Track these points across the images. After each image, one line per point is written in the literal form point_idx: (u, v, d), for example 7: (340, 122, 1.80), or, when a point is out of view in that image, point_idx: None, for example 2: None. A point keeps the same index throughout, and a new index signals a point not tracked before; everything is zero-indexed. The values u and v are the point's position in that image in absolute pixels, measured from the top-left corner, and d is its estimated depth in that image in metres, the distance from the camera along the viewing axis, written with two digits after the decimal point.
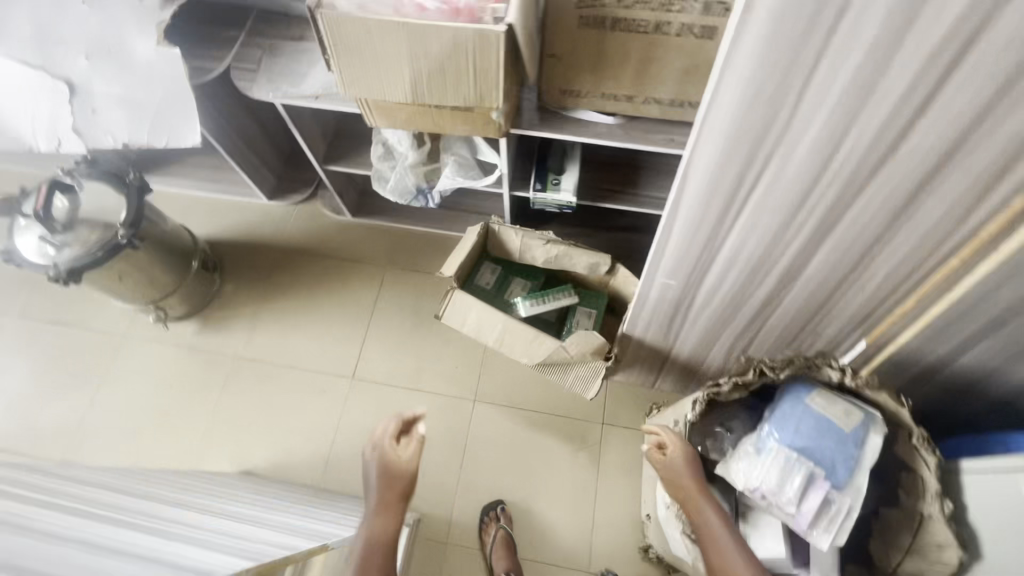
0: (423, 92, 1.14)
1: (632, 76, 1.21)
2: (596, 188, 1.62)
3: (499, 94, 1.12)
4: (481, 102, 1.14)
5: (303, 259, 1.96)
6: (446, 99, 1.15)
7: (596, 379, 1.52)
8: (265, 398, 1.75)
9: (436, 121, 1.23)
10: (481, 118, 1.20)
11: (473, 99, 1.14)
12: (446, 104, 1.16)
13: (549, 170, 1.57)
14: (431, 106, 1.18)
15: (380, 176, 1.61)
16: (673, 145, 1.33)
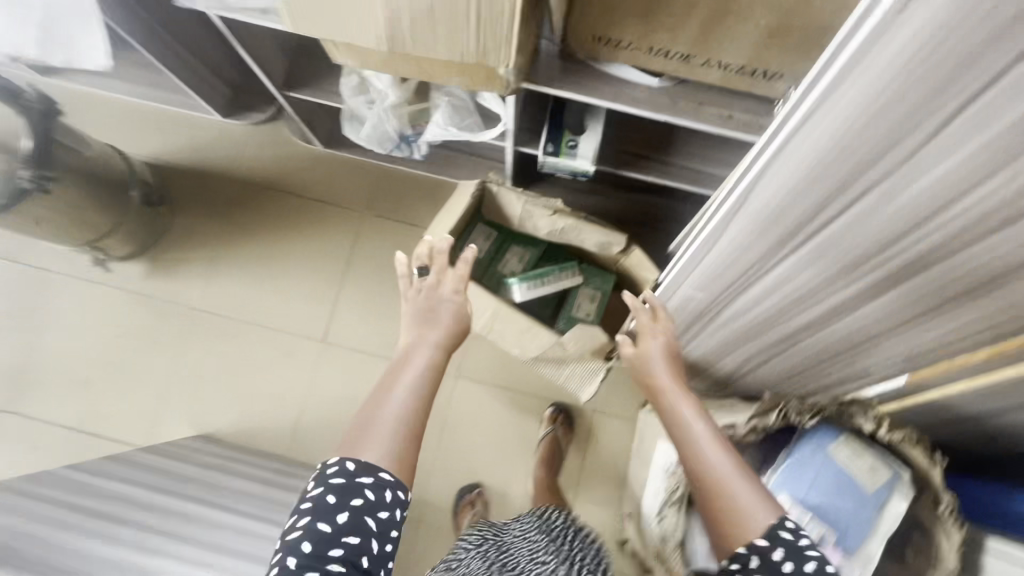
0: (402, 39, 0.81)
1: (694, 33, 0.88)
2: (620, 152, 1.32)
3: (511, 52, 0.80)
4: (486, 58, 0.83)
5: (267, 195, 1.68)
6: (437, 52, 0.83)
7: (593, 380, 1.36)
8: (227, 358, 1.59)
9: (426, 73, 0.92)
10: (488, 75, 0.89)
11: (474, 55, 0.83)
12: (439, 57, 0.85)
13: (564, 128, 1.25)
14: (418, 57, 0.86)
15: (354, 122, 1.31)
16: (728, 123, 1.02)
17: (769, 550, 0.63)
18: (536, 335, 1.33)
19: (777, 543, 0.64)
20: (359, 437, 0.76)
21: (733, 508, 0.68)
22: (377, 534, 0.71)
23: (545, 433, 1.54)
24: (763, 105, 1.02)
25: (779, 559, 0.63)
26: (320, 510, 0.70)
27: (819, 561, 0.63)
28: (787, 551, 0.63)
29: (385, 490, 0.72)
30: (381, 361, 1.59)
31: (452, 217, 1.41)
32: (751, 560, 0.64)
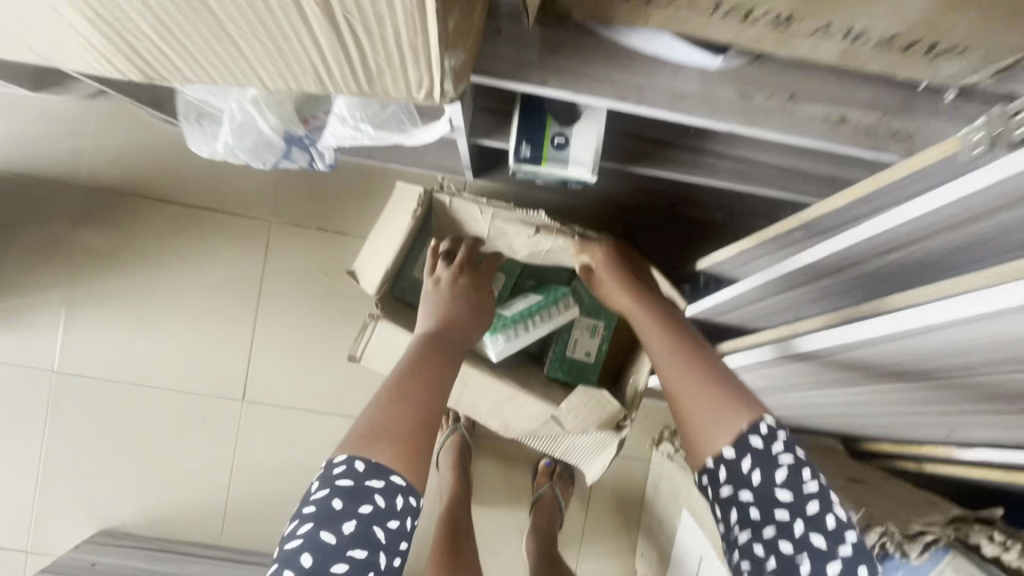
0: (187, 16, 0.36)
1: None
2: (633, 140, 0.87)
3: (432, 14, 0.34)
4: (379, 31, 0.36)
5: (130, 202, 1.19)
6: (261, 16, 0.36)
7: (600, 451, 1.03)
8: (120, 432, 1.21)
9: (261, 71, 0.43)
10: (390, 71, 0.41)
11: (347, 23, 0.36)
12: (269, 28, 0.37)
13: (546, 117, 0.79)
14: (227, 33, 0.38)
15: (207, 129, 0.80)
16: (840, 132, 0.58)
17: (737, 460, 0.54)
18: (521, 405, 0.98)
19: (745, 449, 0.54)
20: (376, 407, 0.58)
21: (699, 420, 0.57)
22: (388, 547, 0.52)
23: (540, 489, 1.24)
24: (899, 93, 0.57)
25: (748, 470, 0.54)
26: (323, 518, 0.51)
27: (793, 469, 0.54)
28: (756, 459, 0.54)
29: (397, 495, 0.53)
30: (324, 420, 1.23)
31: (389, 245, 0.97)
32: (720, 472, 0.55)
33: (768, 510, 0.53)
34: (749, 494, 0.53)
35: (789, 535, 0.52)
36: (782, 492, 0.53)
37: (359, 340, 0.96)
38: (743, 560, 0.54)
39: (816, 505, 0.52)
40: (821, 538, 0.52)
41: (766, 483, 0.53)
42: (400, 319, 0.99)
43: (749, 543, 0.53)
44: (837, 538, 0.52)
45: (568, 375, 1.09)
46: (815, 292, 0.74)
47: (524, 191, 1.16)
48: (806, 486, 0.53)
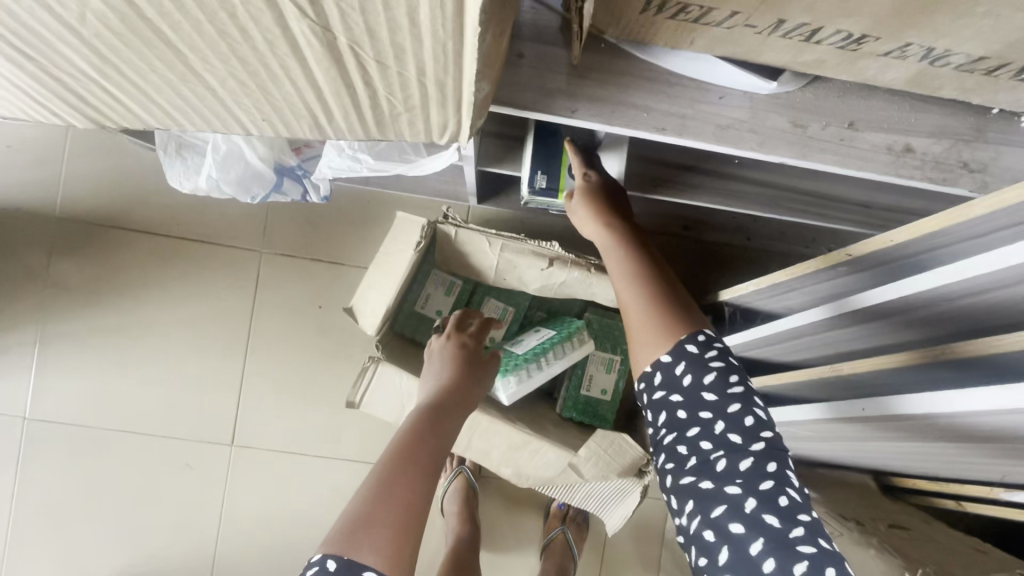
0: (155, 45, 0.29)
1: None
2: (655, 166, 0.81)
3: (469, 46, 0.28)
4: (399, 66, 0.30)
5: (109, 234, 1.11)
6: (250, 45, 0.29)
7: (622, 497, 0.95)
8: (98, 482, 1.12)
9: (251, 108, 0.37)
10: (407, 108, 0.36)
11: (361, 58, 0.29)
12: (267, 63, 0.31)
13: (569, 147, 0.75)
14: (213, 67, 0.32)
15: (188, 160, 0.71)
16: (906, 163, 0.51)
17: (672, 364, 0.54)
18: (536, 451, 0.89)
19: (679, 354, 0.54)
20: (364, 494, 0.52)
21: (641, 330, 0.57)
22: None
23: (552, 533, 1.15)
24: (969, 119, 0.51)
25: (679, 373, 0.53)
26: None
27: (722, 372, 0.52)
28: (689, 362, 0.53)
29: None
30: (319, 464, 1.14)
31: (390, 280, 0.90)
32: (655, 376, 0.55)
33: (694, 412, 0.52)
34: (678, 397, 0.53)
35: (710, 434, 0.51)
36: (708, 394, 0.52)
37: (358, 385, 0.88)
38: (667, 460, 0.54)
39: (740, 407, 0.51)
40: (740, 436, 0.50)
41: (695, 386, 0.53)
42: (401, 360, 0.91)
43: (674, 443, 0.53)
44: (757, 436, 0.50)
45: (584, 415, 1.01)
46: (863, 331, 0.67)
47: (533, 217, 1.09)
48: (733, 388, 0.52)
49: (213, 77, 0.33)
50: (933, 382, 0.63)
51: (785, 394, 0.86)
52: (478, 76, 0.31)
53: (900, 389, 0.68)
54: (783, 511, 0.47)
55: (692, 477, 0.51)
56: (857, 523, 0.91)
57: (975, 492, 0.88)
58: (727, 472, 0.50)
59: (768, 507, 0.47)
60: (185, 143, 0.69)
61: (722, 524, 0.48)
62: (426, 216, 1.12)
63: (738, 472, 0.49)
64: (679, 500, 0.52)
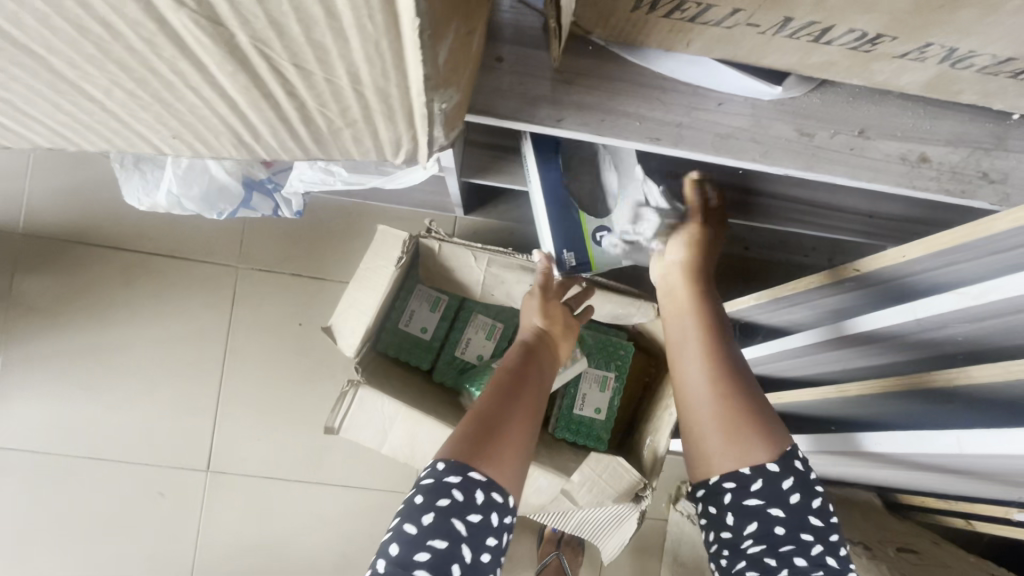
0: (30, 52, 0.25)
1: None
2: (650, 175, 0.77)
3: (423, 55, 0.23)
4: (338, 76, 0.26)
5: (74, 251, 1.05)
6: (140, 50, 0.24)
7: (618, 521, 0.90)
8: (63, 513, 1.06)
9: (188, 129, 0.32)
10: (347, 121, 0.31)
11: (272, 60, 0.25)
12: (192, 72, 0.26)
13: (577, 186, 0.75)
14: (130, 79, 0.27)
15: (147, 174, 0.65)
16: (921, 173, 0.47)
17: (780, 478, 0.54)
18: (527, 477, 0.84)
19: (789, 470, 0.55)
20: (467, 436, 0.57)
21: (739, 431, 0.56)
22: (471, 541, 0.52)
23: (546, 558, 1.11)
24: (989, 126, 0.47)
25: (789, 490, 0.54)
26: (409, 511, 0.54)
27: (823, 497, 0.55)
28: (798, 482, 0.54)
29: (476, 489, 0.53)
30: (299, 489, 1.08)
31: (370, 297, 0.85)
32: (755, 482, 0.54)
33: (796, 531, 0.54)
34: (780, 512, 0.54)
35: (805, 552, 0.53)
36: (812, 517, 0.54)
37: (336, 410, 0.82)
38: (749, 568, 0.54)
39: (836, 534, 0.55)
40: (831, 558, 0.54)
41: (800, 506, 0.54)
42: (383, 382, 0.86)
43: (761, 554, 0.54)
44: (843, 560, 0.55)
45: (577, 436, 0.96)
46: (871, 351, 0.62)
47: (522, 230, 1.05)
48: (830, 516, 0.56)
49: (117, 89, 0.28)
50: (947, 404, 0.58)
51: (786, 413, 0.82)
52: (425, 88, 0.26)
53: (912, 410, 0.64)
54: None
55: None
56: (866, 548, 0.87)
57: (985, 513, 0.84)
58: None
59: None
60: (146, 167, 0.63)
61: None
62: (410, 228, 1.07)
63: None
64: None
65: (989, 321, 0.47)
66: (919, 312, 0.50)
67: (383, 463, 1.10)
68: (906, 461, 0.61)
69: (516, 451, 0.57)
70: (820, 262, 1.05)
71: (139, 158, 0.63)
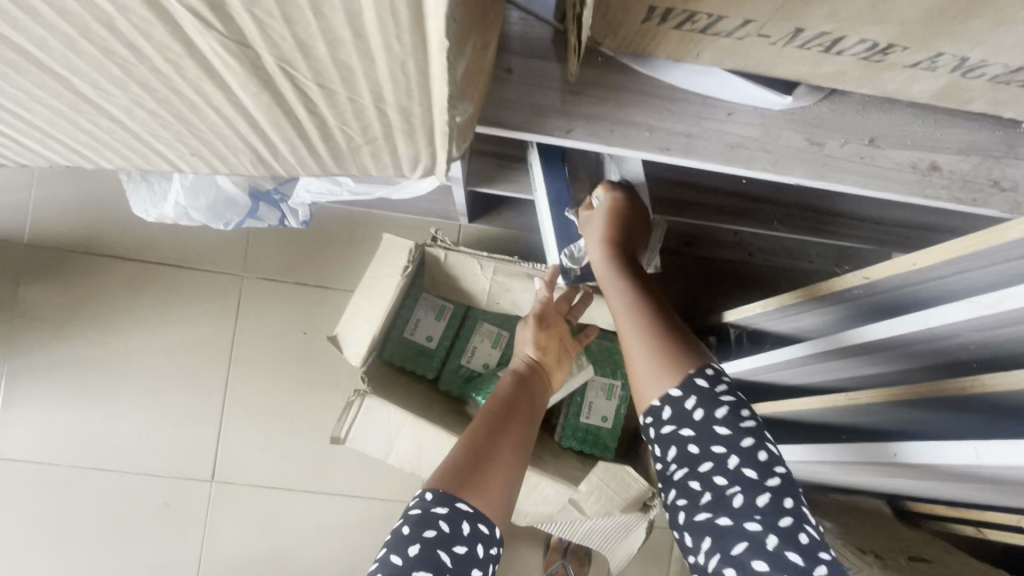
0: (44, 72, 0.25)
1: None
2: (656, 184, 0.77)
3: (437, 75, 0.23)
4: (350, 93, 0.26)
5: (79, 261, 1.05)
6: (152, 69, 0.24)
7: (626, 530, 0.89)
8: (67, 525, 1.05)
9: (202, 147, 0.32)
10: (357, 139, 0.31)
11: (285, 81, 0.25)
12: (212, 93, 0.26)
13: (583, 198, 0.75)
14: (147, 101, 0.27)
15: (154, 185, 0.64)
16: (932, 182, 0.47)
17: (681, 398, 0.53)
18: (533, 487, 0.83)
19: (689, 389, 0.53)
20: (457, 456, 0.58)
21: (650, 362, 0.55)
22: (457, 574, 0.50)
23: (552, 568, 1.09)
24: (999, 134, 0.47)
25: (691, 408, 0.52)
26: (395, 542, 0.52)
27: (735, 406, 0.52)
28: (700, 397, 0.52)
29: (463, 520, 0.53)
30: (305, 498, 1.08)
31: (376, 307, 0.85)
32: (664, 411, 0.54)
33: (707, 446, 0.51)
34: (690, 431, 0.52)
35: (722, 468, 0.50)
36: (719, 428, 0.51)
37: (343, 419, 0.81)
38: (679, 497, 0.52)
39: (759, 443, 0.50)
40: (754, 470, 0.49)
41: (706, 420, 0.52)
42: (389, 392, 0.85)
43: (686, 478, 0.52)
44: (771, 470, 0.49)
45: (583, 444, 0.96)
46: (881, 359, 0.62)
47: (527, 237, 1.05)
48: (747, 424, 0.51)
49: (130, 108, 0.28)
50: (958, 412, 0.58)
51: (795, 420, 0.82)
52: (441, 105, 0.26)
53: (923, 418, 0.64)
54: (805, 548, 0.46)
55: (708, 513, 0.50)
56: (876, 556, 0.86)
57: (996, 522, 0.83)
58: (744, 507, 0.48)
59: (791, 544, 0.46)
60: (151, 181, 0.63)
61: (744, 559, 0.46)
62: (415, 236, 1.07)
63: (756, 508, 0.48)
64: (694, 536, 0.50)
65: (1002, 330, 0.47)
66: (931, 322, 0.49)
67: (387, 472, 1.10)
68: (918, 471, 0.60)
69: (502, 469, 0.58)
70: (826, 268, 1.05)
71: (145, 175, 0.63)
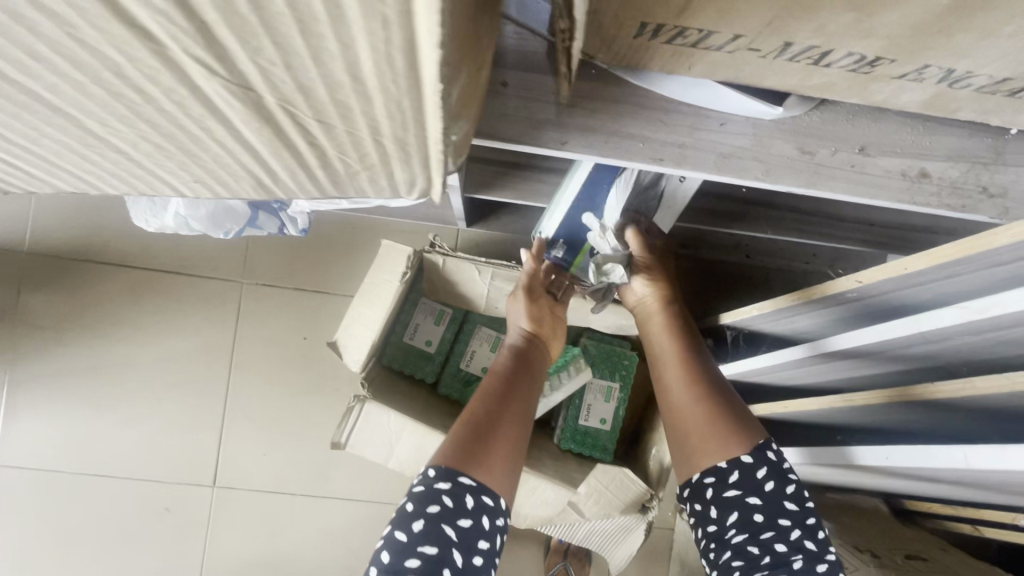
0: (47, 110, 0.25)
1: (909, 9, 0.32)
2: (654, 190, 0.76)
3: (431, 103, 0.24)
4: (347, 122, 0.26)
5: (79, 271, 1.06)
6: (154, 105, 0.25)
7: (626, 531, 0.90)
8: (70, 532, 1.05)
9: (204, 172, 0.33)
10: (358, 164, 0.32)
11: (287, 115, 0.25)
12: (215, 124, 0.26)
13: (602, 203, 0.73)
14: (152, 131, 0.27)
15: (154, 198, 0.65)
16: (921, 189, 0.48)
17: (753, 467, 0.58)
18: (533, 490, 0.84)
19: (762, 460, 0.58)
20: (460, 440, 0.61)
21: (709, 434, 0.60)
22: (461, 546, 0.55)
23: (553, 570, 1.10)
24: (986, 141, 0.48)
25: (762, 478, 0.57)
26: (400, 518, 0.57)
27: (800, 484, 0.58)
28: (771, 470, 0.58)
29: (466, 494, 0.57)
30: (306, 502, 1.08)
31: (375, 313, 0.85)
32: (731, 475, 0.58)
33: (773, 517, 0.56)
34: (757, 500, 0.57)
35: (784, 537, 0.55)
36: (787, 503, 0.57)
37: (343, 425, 0.82)
38: (734, 557, 0.56)
39: (815, 519, 0.57)
40: (812, 542, 0.56)
41: (775, 492, 0.57)
42: (389, 397, 0.86)
43: (744, 542, 0.56)
44: (826, 545, 0.56)
45: (582, 446, 0.96)
46: (875, 362, 0.63)
47: (524, 241, 1.05)
48: (807, 502, 0.58)
49: (131, 139, 0.29)
50: (950, 413, 0.59)
51: (792, 420, 0.82)
52: (437, 130, 0.26)
53: (918, 418, 0.64)
54: None
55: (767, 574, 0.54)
56: (873, 555, 0.86)
57: (992, 519, 0.84)
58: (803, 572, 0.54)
59: None
60: (155, 202, 0.65)
61: None
62: (413, 241, 1.08)
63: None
64: None
65: (993, 334, 0.48)
66: (922, 326, 0.50)
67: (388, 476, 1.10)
68: (913, 474, 0.61)
69: (505, 452, 0.62)
70: (822, 268, 1.06)
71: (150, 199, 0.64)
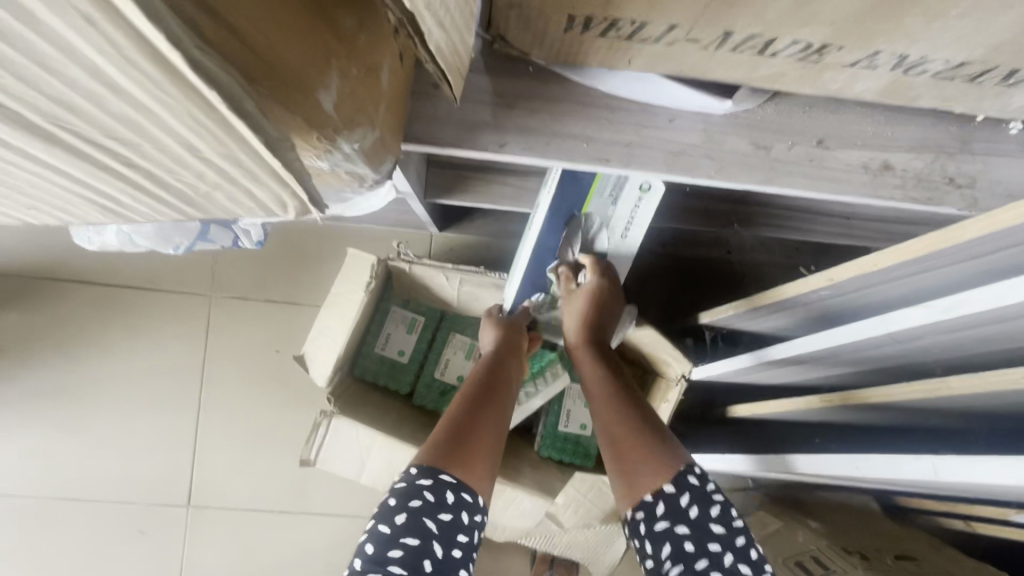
0: None
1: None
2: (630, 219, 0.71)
3: None
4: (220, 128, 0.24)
5: (44, 290, 1.03)
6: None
7: (608, 540, 0.87)
8: (40, 561, 1.02)
9: (100, 186, 0.30)
10: (252, 175, 0.29)
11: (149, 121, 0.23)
12: (87, 122, 0.24)
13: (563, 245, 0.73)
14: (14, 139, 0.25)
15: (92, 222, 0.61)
16: (884, 182, 0.45)
17: (675, 494, 0.55)
18: (510, 501, 0.81)
19: (683, 485, 0.56)
20: (432, 444, 0.59)
21: (642, 463, 0.59)
22: (443, 538, 0.52)
23: None
24: (953, 129, 0.45)
25: (686, 504, 0.55)
26: (382, 512, 0.54)
27: (725, 505, 0.56)
28: (694, 494, 0.55)
29: (446, 490, 0.54)
30: (283, 519, 1.05)
31: (342, 324, 0.83)
32: (657, 506, 0.55)
33: (702, 543, 0.53)
34: (685, 528, 0.54)
35: (718, 563, 0.52)
36: (714, 526, 0.54)
37: (311, 442, 0.79)
38: None
39: (747, 541, 0.54)
40: (748, 565, 0.52)
41: (702, 518, 0.54)
42: (359, 411, 0.83)
43: None
44: (762, 566, 0.53)
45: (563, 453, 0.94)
46: (850, 361, 0.60)
47: (498, 244, 1.03)
48: (736, 522, 0.55)
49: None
50: (927, 411, 0.57)
51: (773, 420, 0.80)
52: None
53: (897, 416, 0.62)
54: None
55: None
56: (861, 557, 0.83)
57: (982, 516, 0.82)
58: None
59: None
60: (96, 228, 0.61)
61: None
62: (384, 248, 1.06)
63: None
64: None
65: (966, 332, 0.45)
66: (891, 326, 0.47)
67: (368, 490, 1.08)
68: (893, 480, 0.58)
69: (486, 457, 0.59)
70: (803, 263, 1.04)
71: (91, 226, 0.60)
